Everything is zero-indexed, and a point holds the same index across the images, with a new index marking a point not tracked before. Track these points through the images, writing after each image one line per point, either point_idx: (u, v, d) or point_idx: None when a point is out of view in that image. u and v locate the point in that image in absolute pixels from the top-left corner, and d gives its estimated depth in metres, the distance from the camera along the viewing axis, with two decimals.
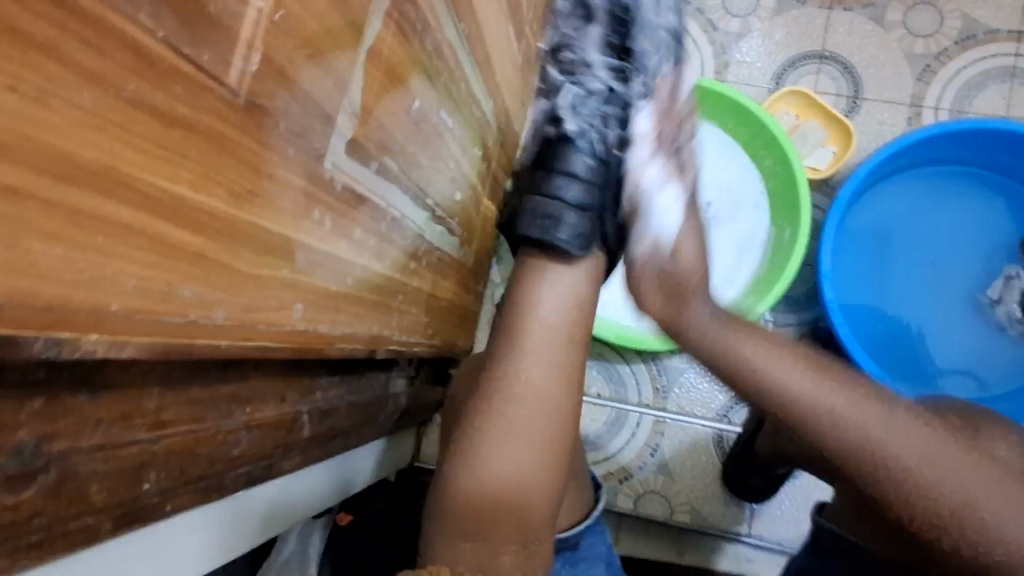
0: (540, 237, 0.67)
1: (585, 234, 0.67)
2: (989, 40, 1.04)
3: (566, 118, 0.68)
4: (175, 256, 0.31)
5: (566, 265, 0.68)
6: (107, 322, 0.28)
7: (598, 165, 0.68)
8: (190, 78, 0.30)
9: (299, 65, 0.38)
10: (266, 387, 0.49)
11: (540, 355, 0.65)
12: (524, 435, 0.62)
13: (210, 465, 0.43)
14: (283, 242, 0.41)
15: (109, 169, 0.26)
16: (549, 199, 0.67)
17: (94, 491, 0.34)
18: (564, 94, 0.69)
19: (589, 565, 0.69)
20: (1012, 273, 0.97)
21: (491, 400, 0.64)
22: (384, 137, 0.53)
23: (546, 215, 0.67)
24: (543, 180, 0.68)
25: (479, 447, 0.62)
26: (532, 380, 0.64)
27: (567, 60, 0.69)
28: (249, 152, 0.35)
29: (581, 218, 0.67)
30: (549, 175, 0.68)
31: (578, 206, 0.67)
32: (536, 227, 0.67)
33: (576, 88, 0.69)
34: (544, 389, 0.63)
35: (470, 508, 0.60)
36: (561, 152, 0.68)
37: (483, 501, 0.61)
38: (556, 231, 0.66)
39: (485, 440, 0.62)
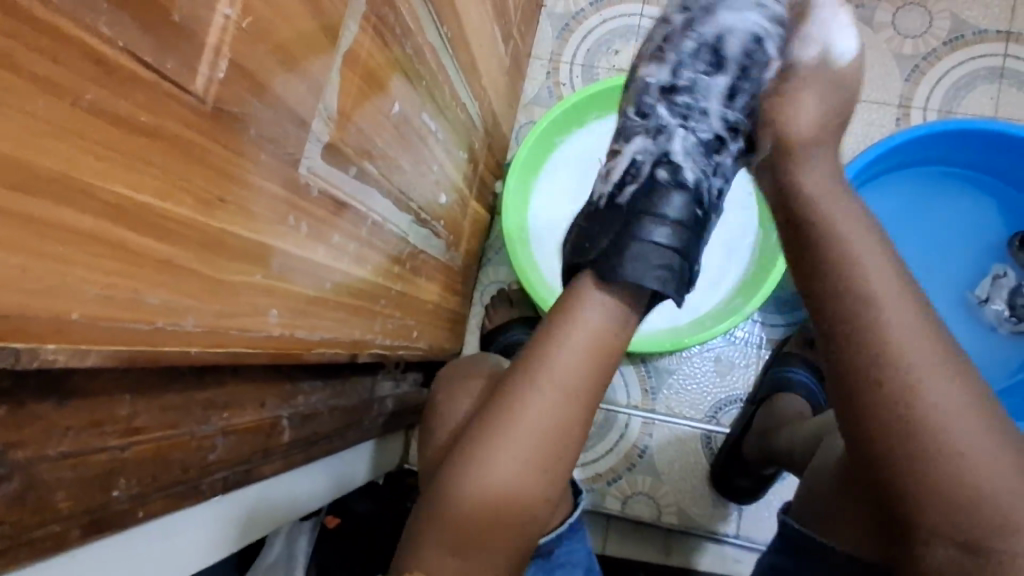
0: (631, 277, 0.57)
1: (680, 279, 0.58)
2: (977, 41, 1.04)
3: (643, 147, 0.62)
4: (140, 263, 0.31)
5: (618, 303, 0.58)
6: (68, 330, 0.28)
7: (695, 209, 0.60)
8: (154, 86, 0.29)
9: (271, 71, 0.38)
10: (244, 392, 0.50)
11: (570, 370, 0.57)
12: (536, 455, 0.56)
13: (184, 471, 0.43)
14: (256, 247, 0.41)
15: (68, 178, 0.26)
16: (643, 240, 0.57)
17: (61, 499, 0.33)
18: (677, 138, 0.61)
19: (567, 570, 0.69)
20: (999, 272, 0.97)
21: (507, 403, 0.57)
22: (363, 141, 0.53)
23: (630, 257, 0.57)
24: (641, 224, 0.58)
25: (485, 450, 0.55)
26: (556, 384, 0.56)
27: (681, 102, 0.61)
28: (218, 158, 0.35)
29: (679, 264, 0.58)
30: (637, 215, 0.59)
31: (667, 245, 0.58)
32: (631, 267, 0.57)
33: (643, 128, 0.62)
34: (572, 398, 0.57)
35: (469, 514, 0.55)
36: (652, 195, 0.60)
37: (484, 508, 0.55)
38: (655, 277, 0.57)
39: (494, 445, 0.55)
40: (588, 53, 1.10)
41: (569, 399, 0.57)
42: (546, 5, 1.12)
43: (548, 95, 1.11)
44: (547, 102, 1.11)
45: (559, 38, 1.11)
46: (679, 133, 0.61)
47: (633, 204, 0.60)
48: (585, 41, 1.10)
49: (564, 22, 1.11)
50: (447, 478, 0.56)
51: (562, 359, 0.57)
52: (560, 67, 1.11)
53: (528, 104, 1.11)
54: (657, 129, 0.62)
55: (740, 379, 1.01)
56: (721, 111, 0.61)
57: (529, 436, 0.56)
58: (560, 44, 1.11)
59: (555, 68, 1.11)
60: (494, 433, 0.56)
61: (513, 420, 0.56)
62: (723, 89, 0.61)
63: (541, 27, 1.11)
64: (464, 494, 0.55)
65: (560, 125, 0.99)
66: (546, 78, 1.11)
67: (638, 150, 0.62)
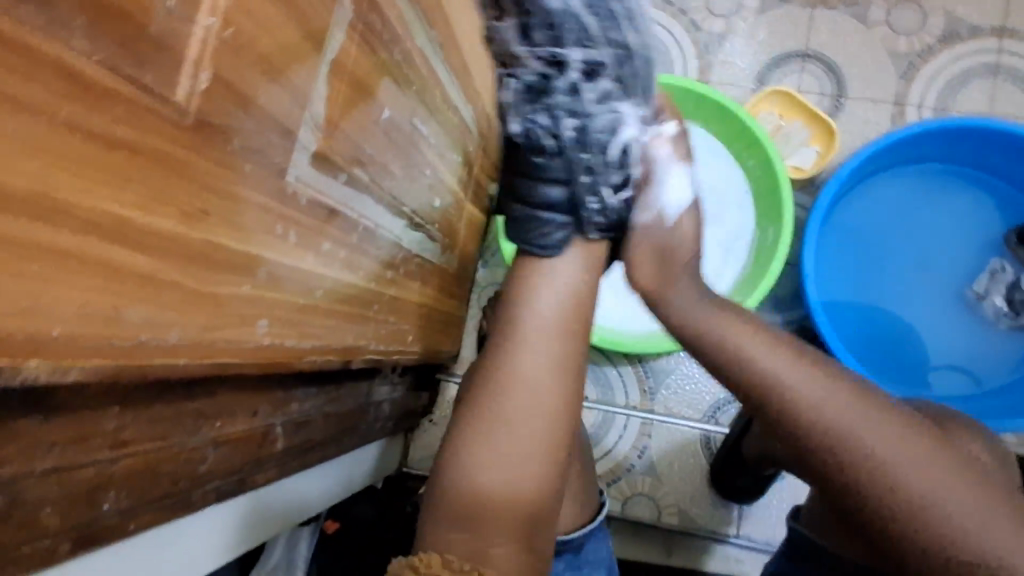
0: (540, 245, 0.67)
1: (565, 230, 0.67)
2: (972, 37, 1.03)
3: (509, 117, 0.62)
4: (121, 279, 0.31)
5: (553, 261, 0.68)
6: (46, 349, 0.28)
7: (555, 158, 0.63)
8: (133, 100, 0.29)
9: (254, 82, 0.38)
10: (237, 402, 0.49)
11: (539, 333, 0.65)
12: (529, 421, 0.62)
13: (175, 482, 0.43)
14: (243, 258, 0.41)
15: (44, 197, 0.26)
16: (530, 211, 0.67)
17: (47, 515, 0.34)
18: (507, 90, 0.60)
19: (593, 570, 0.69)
20: (996, 267, 0.97)
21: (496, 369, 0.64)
22: (352, 149, 0.53)
23: (537, 225, 0.67)
24: (523, 189, 0.66)
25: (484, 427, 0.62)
26: (535, 344, 0.64)
27: (554, 80, 0.58)
28: (201, 171, 0.35)
29: (563, 217, 0.66)
30: (530, 180, 0.66)
31: (559, 210, 0.66)
32: (528, 236, 0.68)
33: (518, 85, 0.59)
34: (549, 366, 0.64)
35: (478, 490, 0.59)
36: (530, 155, 0.63)
37: (487, 488, 0.59)
38: (540, 239, 0.67)
39: (488, 412, 0.62)
40: None
41: (546, 356, 0.64)
42: None
43: None
44: None
45: None
46: (568, 106, 0.59)
47: (512, 164, 0.67)
48: None
49: None
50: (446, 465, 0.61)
51: (531, 338, 0.65)
52: None
53: None
54: (541, 107, 0.60)
55: None
56: (569, 78, 0.58)
57: (521, 399, 0.62)
58: None
59: None
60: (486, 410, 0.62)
61: (501, 392, 0.63)
62: (601, 62, 0.58)
63: None
64: (462, 486, 0.59)
65: None
66: None
67: (531, 118, 0.60)
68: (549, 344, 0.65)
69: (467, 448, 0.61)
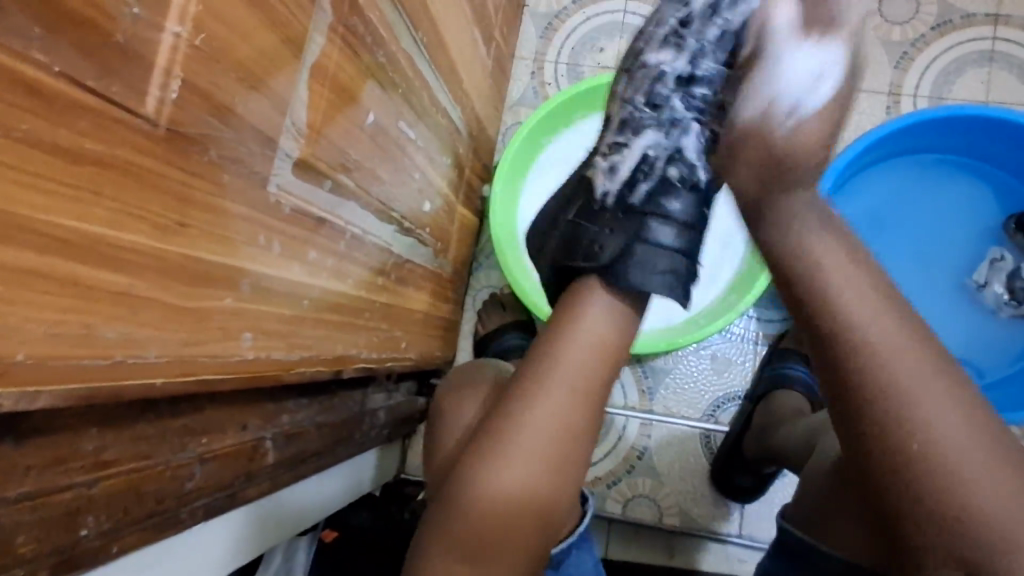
0: (652, 287, 0.57)
1: (682, 278, 0.58)
2: (965, 25, 1.02)
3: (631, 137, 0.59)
4: (93, 296, 0.30)
5: (623, 307, 0.58)
6: (12, 372, 0.27)
7: (698, 206, 0.59)
8: (99, 112, 0.28)
9: (230, 90, 0.36)
10: (224, 417, 0.48)
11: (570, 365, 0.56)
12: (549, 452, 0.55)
13: (160, 501, 0.42)
14: (224, 270, 0.40)
15: (4, 215, 0.25)
16: (642, 243, 0.57)
17: (22, 543, 0.32)
18: (643, 138, 0.59)
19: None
20: (996, 256, 0.96)
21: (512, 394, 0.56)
22: (337, 155, 0.52)
23: (641, 262, 0.57)
24: (639, 227, 0.57)
25: (497, 446, 0.54)
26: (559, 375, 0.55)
27: (698, 95, 0.58)
28: (177, 183, 0.34)
29: (681, 262, 0.58)
30: (636, 219, 0.58)
31: (676, 243, 0.58)
32: (636, 272, 0.56)
33: (654, 125, 0.59)
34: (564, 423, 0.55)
35: (477, 524, 0.53)
36: (662, 195, 0.58)
37: (499, 510, 0.53)
38: (657, 280, 0.57)
39: (506, 437, 0.54)
40: (572, 52, 1.09)
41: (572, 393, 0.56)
42: (528, 5, 1.10)
43: (533, 96, 1.09)
44: (533, 102, 1.09)
45: (543, 37, 1.10)
46: (680, 116, 0.58)
47: (624, 209, 0.58)
48: (568, 40, 1.09)
49: (547, 21, 1.10)
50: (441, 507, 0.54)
51: (557, 366, 0.56)
52: (545, 66, 1.09)
53: (514, 106, 1.09)
54: (660, 113, 0.59)
55: (738, 376, 1.00)
56: (684, 107, 0.58)
57: (545, 426, 0.54)
58: (544, 44, 1.10)
59: (540, 68, 1.10)
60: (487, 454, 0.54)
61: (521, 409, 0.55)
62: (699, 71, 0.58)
63: (524, 26, 1.10)
64: (475, 493, 0.53)
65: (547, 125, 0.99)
66: (531, 79, 1.10)
67: (648, 134, 0.59)
68: (567, 397, 0.55)
69: (466, 493, 0.54)
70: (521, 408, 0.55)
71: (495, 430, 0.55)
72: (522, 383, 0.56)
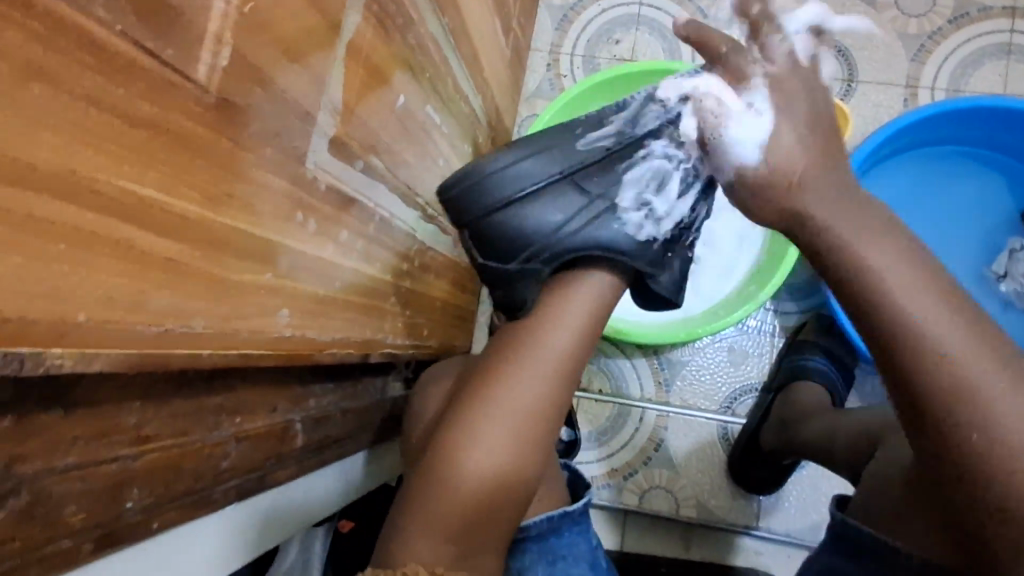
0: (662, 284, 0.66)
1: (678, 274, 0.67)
2: (982, 17, 1.02)
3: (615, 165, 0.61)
4: (146, 263, 0.30)
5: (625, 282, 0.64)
6: (72, 335, 0.27)
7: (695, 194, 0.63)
8: (153, 74, 0.28)
9: (273, 61, 0.36)
10: (256, 397, 0.48)
11: (542, 354, 0.60)
12: (514, 434, 0.58)
13: (197, 479, 0.42)
14: (264, 245, 0.39)
15: (67, 174, 0.25)
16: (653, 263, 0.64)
17: (70, 514, 0.32)
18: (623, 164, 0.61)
19: (569, 564, 0.64)
20: (1016, 246, 0.96)
21: (485, 378, 0.60)
22: (368, 135, 0.52)
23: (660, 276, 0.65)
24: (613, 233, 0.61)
25: (471, 425, 0.58)
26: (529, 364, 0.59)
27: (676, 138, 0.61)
28: (224, 153, 0.34)
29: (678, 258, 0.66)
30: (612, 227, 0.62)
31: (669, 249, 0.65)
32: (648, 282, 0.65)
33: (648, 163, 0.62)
34: (538, 402, 0.59)
35: (450, 501, 0.56)
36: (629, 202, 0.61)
37: (471, 489, 0.56)
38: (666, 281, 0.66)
39: (478, 419, 0.58)
40: (588, 44, 1.09)
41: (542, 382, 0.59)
42: None
43: (549, 88, 1.09)
44: (549, 94, 1.09)
45: (558, 29, 1.09)
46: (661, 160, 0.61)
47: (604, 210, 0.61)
48: (584, 32, 1.09)
49: (563, 13, 1.10)
50: (423, 484, 0.57)
51: (528, 355, 0.60)
52: (560, 59, 1.09)
53: (530, 98, 1.09)
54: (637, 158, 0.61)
55: (755, 368, 1.00)
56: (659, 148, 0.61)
57: (513, 410, 0.58)
58: (560, 36, 1.09)
59: (555, 60, 1.09)
60: (462, 432, 0.58)
61: (492, 394, 0.59)
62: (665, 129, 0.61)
63: (540, 18, 1.10)
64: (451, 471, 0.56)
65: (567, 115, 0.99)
66: (547, 70, 1.09)
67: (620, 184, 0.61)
68: (541, 379, 0.59)
69: (443, 469, 0.57)
70: (496, 389, 0.59)
71: (468, 409, 0.59)
72: (495, 369, 0.60)
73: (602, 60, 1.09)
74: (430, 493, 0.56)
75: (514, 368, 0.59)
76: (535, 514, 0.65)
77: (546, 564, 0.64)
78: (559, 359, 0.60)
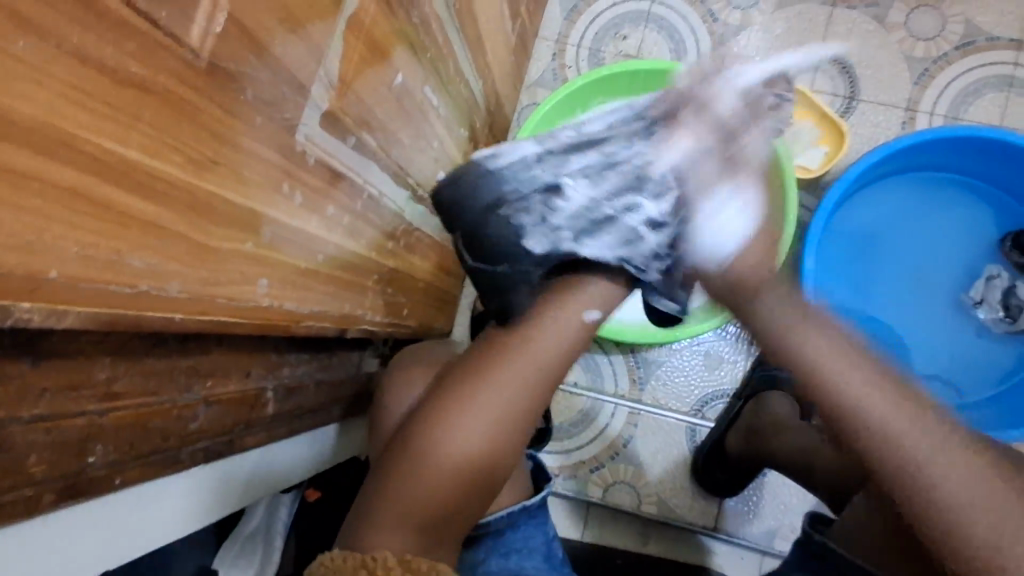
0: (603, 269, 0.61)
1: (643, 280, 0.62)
2: (988, 47, 1.03)
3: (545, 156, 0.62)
4: (126, 224, 0.30)
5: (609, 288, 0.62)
6: (45, 290, 0.27)
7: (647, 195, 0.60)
8: (144, 35, 0.28)
9: (270, 31, 0.36)
10: (230, 362, 0.48)
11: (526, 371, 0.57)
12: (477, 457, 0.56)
13: (164, 439, 0.42)
14: (249, 214, 0.40)
15: (51, 129, 0.25)
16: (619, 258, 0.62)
17: (33, 463, 0.32)
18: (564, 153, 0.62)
19: (523, 556, 0.67)
20: (993, 273, 0.97)
21: (462, 386, 0.58)
22: (362, 112, 0.51)
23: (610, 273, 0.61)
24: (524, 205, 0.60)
25: (438, 432, 0.56)
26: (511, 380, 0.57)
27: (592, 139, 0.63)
28: (213, 118, 0.33)
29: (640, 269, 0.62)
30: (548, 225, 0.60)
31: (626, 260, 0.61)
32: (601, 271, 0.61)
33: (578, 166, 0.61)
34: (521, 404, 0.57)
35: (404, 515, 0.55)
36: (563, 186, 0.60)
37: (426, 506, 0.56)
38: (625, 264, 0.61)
39: (445, 431, 0.56)
40: (595, 37, 1.08)
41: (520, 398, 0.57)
42: None
43: (553, 78, 1.09)
44: (552, 84, 1.09)
45: (568, 19, 1.09)
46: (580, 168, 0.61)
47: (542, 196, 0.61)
48: (593, 25, 1.08)
49: (573, 3, 1.09)
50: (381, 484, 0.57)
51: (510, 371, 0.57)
52: (567, 49, 1.09)
53: (532, 86, 1.09)
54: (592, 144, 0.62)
55: (728, 375, 1.01)
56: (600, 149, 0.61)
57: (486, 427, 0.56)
58: (569, 26, 1.09)
59: (562, 49, 1.09)
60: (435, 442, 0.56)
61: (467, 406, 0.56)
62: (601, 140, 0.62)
63: (550, 6, 1.09)
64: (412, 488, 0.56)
65: (566, 107, 0.98)
66: (552, 60, 1.09)
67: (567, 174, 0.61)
68: (512, 399, 0.57)
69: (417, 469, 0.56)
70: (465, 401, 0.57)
71: (439, 411, 0.57)
72: (472, 377, 0.58)
73: (608, 54, 1.08)
74: (401, 492, 0.56)
75: (495, 373, 0.57)
76: (494, 511, 0.67)
77: (500, 557, 0.66)
78: (536, 373, 0.58)
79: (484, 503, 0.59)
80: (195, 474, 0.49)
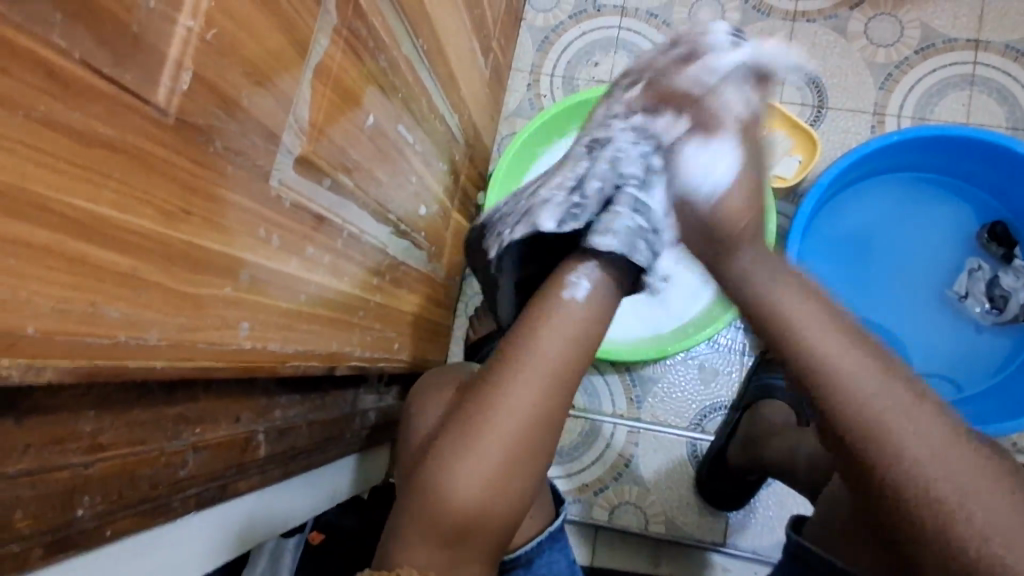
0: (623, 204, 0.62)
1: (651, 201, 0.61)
2: (946, 49, 1.06)
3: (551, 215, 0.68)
4: (102, 276, 0.31)
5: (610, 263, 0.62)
6: (20, 346, 0.28)
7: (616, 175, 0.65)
8: (111, 98, 0.29)
9: (237, 85, 0.38)
10: (217, 407, 0.49)
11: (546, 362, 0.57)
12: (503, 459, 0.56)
13: (153, 487, 0.42)
14: (226, 260, 0.41)
15: (23, 193, 0.26)
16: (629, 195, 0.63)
17: (19, 518, 0.33)
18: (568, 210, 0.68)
19: None
20: (974, 266, 0.98)
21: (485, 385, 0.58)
22: (337, 154, 0.53)
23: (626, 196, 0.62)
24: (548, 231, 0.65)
25: (463, 438, 0.57)
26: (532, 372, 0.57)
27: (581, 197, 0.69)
28: (184, 171, 0.35)
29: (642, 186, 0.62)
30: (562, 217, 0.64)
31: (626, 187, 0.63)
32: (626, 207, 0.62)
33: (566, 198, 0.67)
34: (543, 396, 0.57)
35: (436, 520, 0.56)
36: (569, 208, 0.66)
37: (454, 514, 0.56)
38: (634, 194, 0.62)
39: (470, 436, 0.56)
40: (567, 66, 1.12)
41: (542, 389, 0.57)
42: (526, 18, 1.13)
43: (529, 107, 1.12)
44: (529, 114, 1.12)
45: (540, 50, 1.12)
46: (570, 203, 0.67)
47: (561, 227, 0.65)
48: (564, 54, 1.12)
49: (544, 35, 1.12)
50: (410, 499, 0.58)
51: (530, 365, 0.57)
52: (541, 79, 1.12)
53: (510, 116, 1.12)
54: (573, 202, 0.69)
55: (724, 387, 1.01)
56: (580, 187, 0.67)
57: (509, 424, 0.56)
58: (541, 57, 1.12)
59: (536, 80, 1.12)
60: (487, 421, 0.56)
61: (490, 407, 0.57)
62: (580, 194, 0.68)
63: (522, 40, 1.13)
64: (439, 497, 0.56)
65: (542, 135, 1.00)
66: (527, 90, 1.12)
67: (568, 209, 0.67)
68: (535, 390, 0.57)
69: (471, 457, 0.56)
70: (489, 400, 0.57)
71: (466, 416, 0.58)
72: (496, 376, 0.58)
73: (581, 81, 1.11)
74: (431, 498, 0.57)
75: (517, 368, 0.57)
76: (523, 545, 0.66)
77: None
78: (555, 365, 0.58)
79: (517, 506, 0.59)
80: (189, 522, 0.49)
